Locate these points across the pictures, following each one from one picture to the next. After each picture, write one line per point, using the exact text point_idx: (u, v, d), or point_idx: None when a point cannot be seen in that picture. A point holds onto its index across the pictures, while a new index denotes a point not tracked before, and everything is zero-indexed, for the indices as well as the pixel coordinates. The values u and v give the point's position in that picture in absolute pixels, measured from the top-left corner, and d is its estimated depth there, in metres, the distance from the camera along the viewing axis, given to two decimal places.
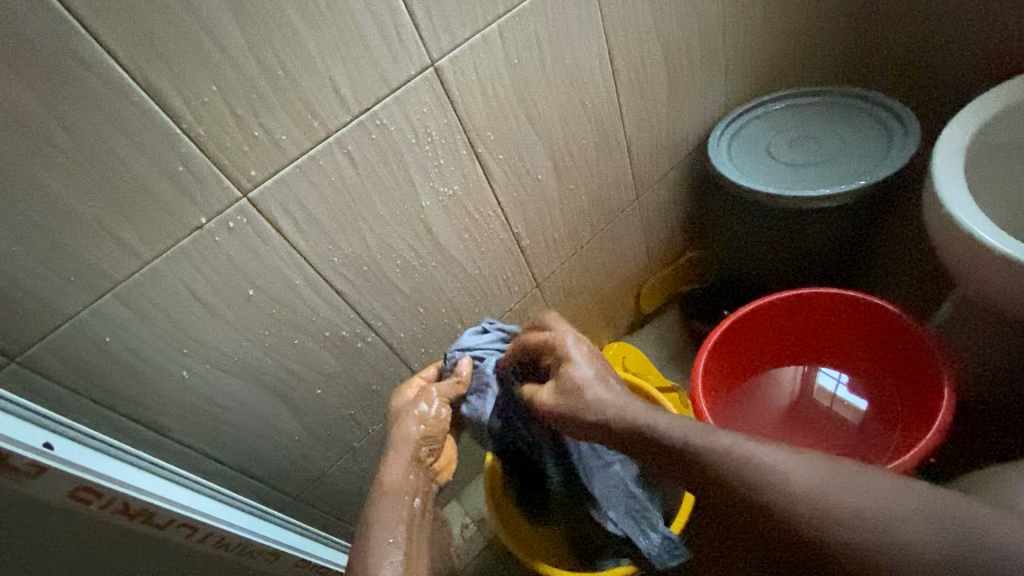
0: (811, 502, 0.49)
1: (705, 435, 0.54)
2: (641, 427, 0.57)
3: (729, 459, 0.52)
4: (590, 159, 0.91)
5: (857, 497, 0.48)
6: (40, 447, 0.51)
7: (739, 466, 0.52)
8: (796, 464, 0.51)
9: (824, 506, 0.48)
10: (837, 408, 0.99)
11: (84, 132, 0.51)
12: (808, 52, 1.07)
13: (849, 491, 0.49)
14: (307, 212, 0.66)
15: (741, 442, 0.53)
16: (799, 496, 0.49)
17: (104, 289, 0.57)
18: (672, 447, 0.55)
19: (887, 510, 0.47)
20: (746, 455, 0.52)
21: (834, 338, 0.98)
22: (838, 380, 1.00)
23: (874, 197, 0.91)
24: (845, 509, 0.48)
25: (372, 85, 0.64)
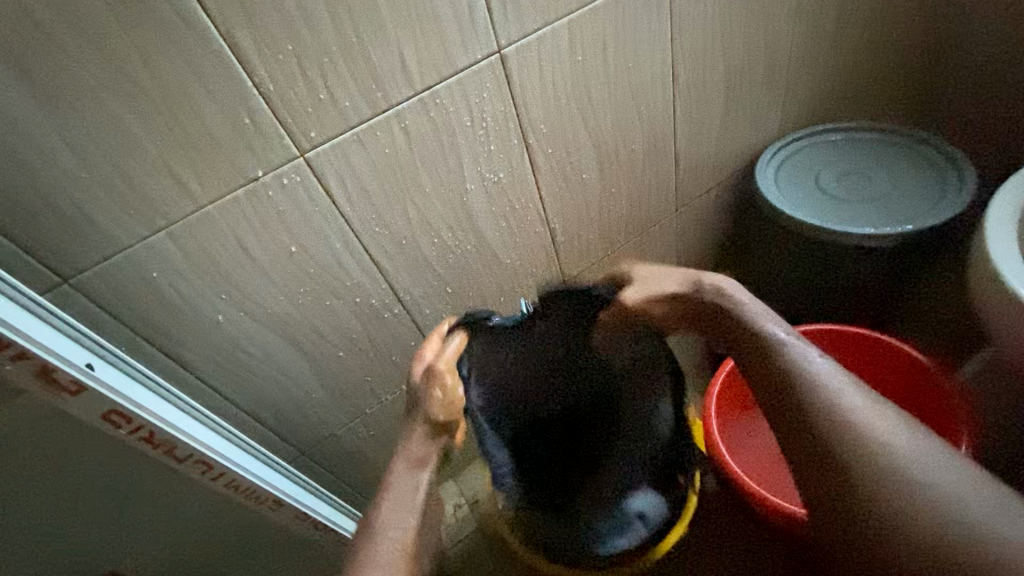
0: (893, 457, 0.55)
1: (829, 371, 0.60)
2: (777, 346, 0.63)
3: (851, 411, 0.58)
4: (637, 163, 0.91)
5: (921, 454, 0.55)
6: (82, 366, 0.53)
7: (859, 425, 0.57)
8: (908, 436, 0.56)
9: (917, 477, 0.53)
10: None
11: (165, 75, 0.53)
12: (874, 86, 1.05)
13: (917, 450, 0.55)
14: (358, 180, 0.68)
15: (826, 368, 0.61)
16: (873, 447, 0.56)
17: (159, 225, 0.60)
18: (751, 335, 0.64)
19: (926, 477, 0.53)
20: (868, 419, 0.57)
21: (852, 380, 0.97)
22: None
23: (918, 242, 0.90)
24: (915, 464, 0.54)
25: (438, 64, 0.65)
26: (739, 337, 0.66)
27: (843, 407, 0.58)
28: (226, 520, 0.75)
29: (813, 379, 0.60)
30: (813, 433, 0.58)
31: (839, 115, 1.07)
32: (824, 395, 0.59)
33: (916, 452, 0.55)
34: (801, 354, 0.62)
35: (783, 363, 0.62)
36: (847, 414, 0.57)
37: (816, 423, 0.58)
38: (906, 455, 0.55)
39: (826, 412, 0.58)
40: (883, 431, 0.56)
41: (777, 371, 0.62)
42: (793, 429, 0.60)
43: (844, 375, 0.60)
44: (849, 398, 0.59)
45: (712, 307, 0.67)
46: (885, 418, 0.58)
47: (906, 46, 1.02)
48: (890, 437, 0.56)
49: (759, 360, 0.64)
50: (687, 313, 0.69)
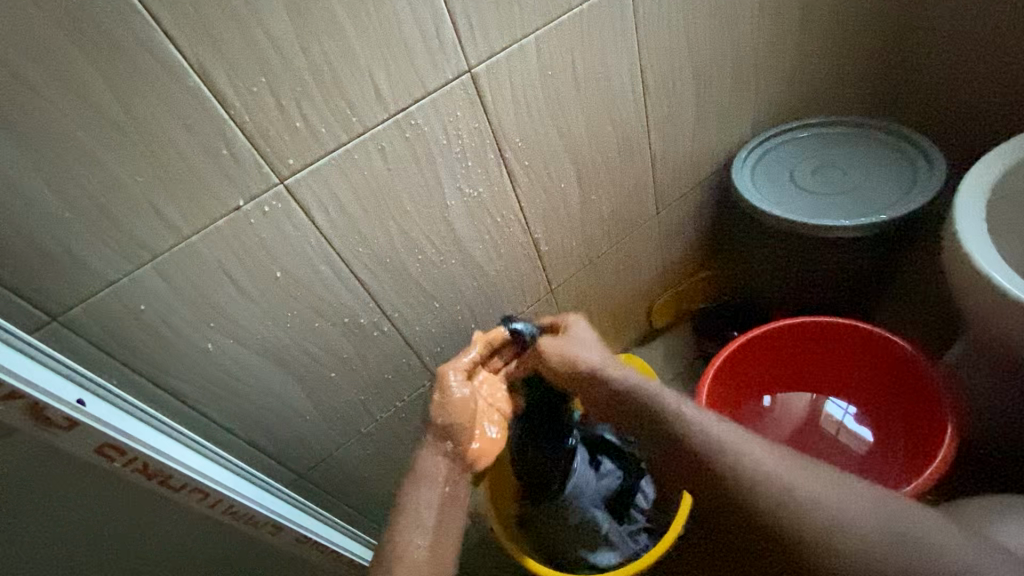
0: (818, 509, 0.61)
1: (724, 434, 0.66)
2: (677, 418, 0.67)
3: (763, 467, 0.64)
4: (614, 170, 0.93)
5: (835, 496, 0.62)
6: (74, 403, 0.54)
7: (773, 476, 0.63)
8: (812, 474, 0.63)
9: (830, 516, 0.60)
10: (841, 437, 0.97)
11: (142, 114, 0.54)
12: (842, 80, 1.07)
13: (830, 492, 0.62)
14: (340, 204, 0.69)
15: (721, 428, 0.67)
16: (785, 492, 0.62)
17: (144, 259, 0.61)
18: (656, 413, 0.68)
19: (836, 508, 0.61)
20: (774, 464, 0.64)
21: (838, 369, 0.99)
22: (845, 411, 0.99)
23: (894, 230, 0.92)
24: (824, 502, 0.61)
25: (410, 86, 0.67)
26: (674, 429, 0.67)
27: (755, 463, 0.64)
28: (227, 548, 0.75)
29: (721, 449, 0.65)
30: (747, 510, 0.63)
31: (810, 111, 1.09)
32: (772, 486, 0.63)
33: (814, 486, 0.62)
34: (703, 427, 0.67)
35: (692, 440, 0.66)
36: (784, 487, 0.63)
37: (733, 483, 0.64)
38: (824, 500, 0.61)
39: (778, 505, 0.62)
40: (813, 496, 0.62)
41: (694, 467, 0.66)
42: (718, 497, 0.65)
43: (763, 450, 0.65)
44: (759, 460, 0.64)
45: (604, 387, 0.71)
46: (782, 461, 0.64)
47: (869, 39, 1.05)
48: (805, 486, 0.63)
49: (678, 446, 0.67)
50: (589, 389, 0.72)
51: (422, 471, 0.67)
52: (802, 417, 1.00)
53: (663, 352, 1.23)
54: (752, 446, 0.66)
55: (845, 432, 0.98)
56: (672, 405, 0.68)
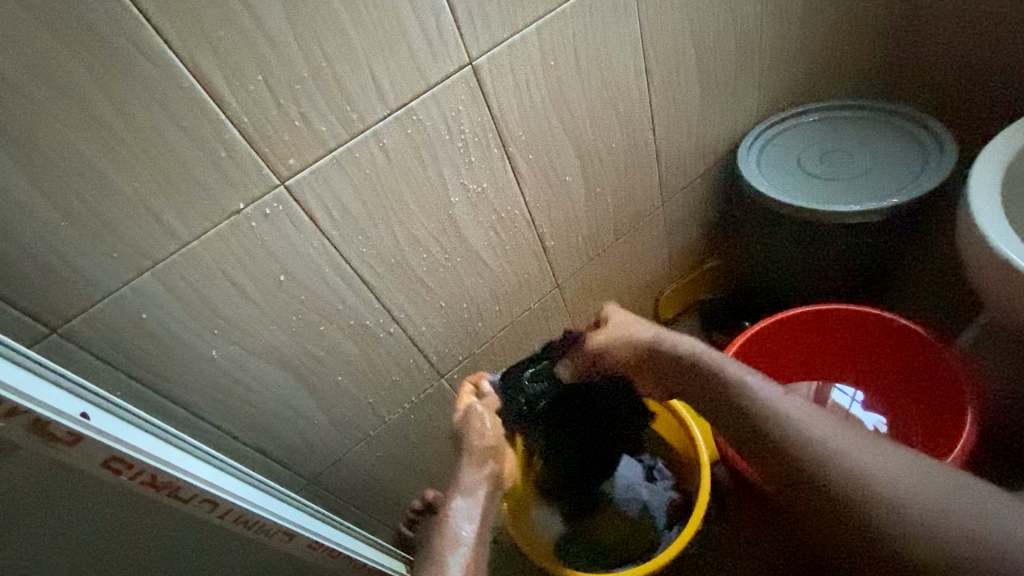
0: (879, 481, 0.59)
1: (786, 405, 0.66)
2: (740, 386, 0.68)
3: (827, 440, 0.62)
4: (619, 161, 0.91)
5: (902, 471, 0.59)
6: (76, 417, 0.52)
7: (834, 448, 0.62)
8: (880, 453, 0.61)
9: (898, 489, 0.58)
10: (849, 423, 0.97)
11: (137, 117, 0.53)
12: (847, 63, 1.05)
13: (895, 467, 0.60)
14: (342, 205, 0.68)
15: (784, 402, 0.66)
16: (846, 464, 0.60)
17: (144, 267, 0.59)
18: (712, 383, 0.70)
19: (906, 484, 0.58)
20: (836, 437, 0.63)
21: (846, 357, 0.98)
22: (853, 397, 0.98)
23: (905, 215, 0.90)
24: (889, 477, 0.59)
25: (410, 81, 0.65)
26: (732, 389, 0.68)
27: (813, 436, 0.63)
28: (240, 557, 0.74)
29: (782, 419, 0.65)
30: (804, 477, 0.62)
31: (815, 95, 1.07)
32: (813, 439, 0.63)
33: (875, 460, 0.60)
34: (773, 402, 0.66)
35: (754, 412, 0.66)
36: (833, 450, 0.61)
37: (792, 451, 0.63)
38: (893, 475, 0.59)
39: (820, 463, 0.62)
40: (853, 455, 0.61)
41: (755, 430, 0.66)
42: (777, 464, 0.65)
43: (811, 412, 0.65)
44: (815, 432, 0.63)
45: (669, 358, 0.74)
46: (850, 438, 0.62)
47: (875, 20, 1.02)
48: (867, 461, 0.60)
49: (742, 417, 0.67)
50: (648, 363, 0.76)
51: (470, 485, 0.72)
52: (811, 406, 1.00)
53: None
54: (809, 415, 0.65)
55: (854, 419, 0.97)
56: (741, 375, 0.69)
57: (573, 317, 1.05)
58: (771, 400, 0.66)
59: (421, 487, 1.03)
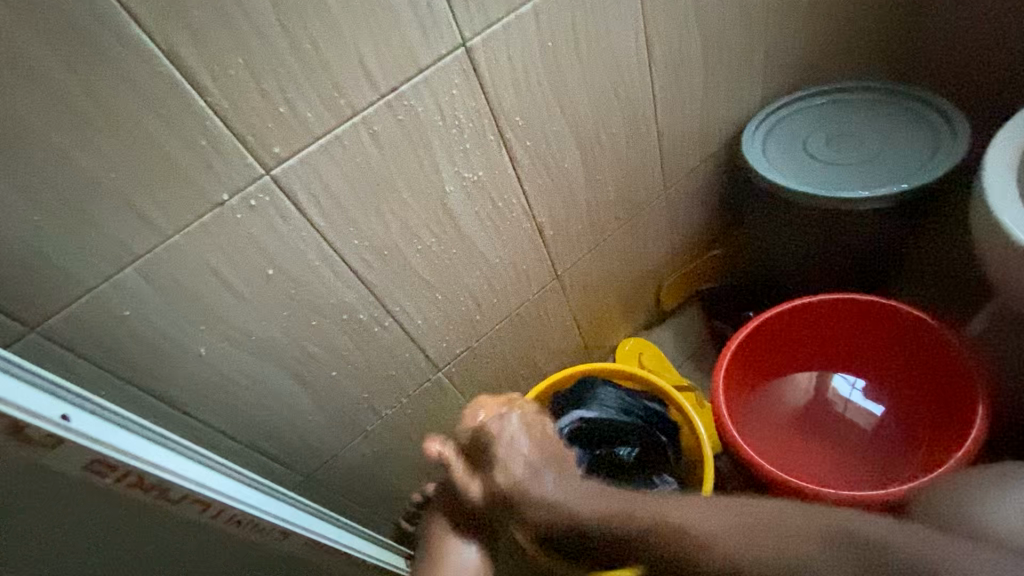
0: (819, 553, 0.56)
1: (673, 503, 0.62)
2: (625, 504, 0.64)
3: (747, 525, 0.60)
4: (620, 147, 0.88)
5: (832, 532, 0.57)
6: (57, 420, 0.50)
7: (756, 531, 0.59)
8: (806, 519, 0.59)
9: (834, 553, 0.56)
10: (848, 412, 0.96)
11: (111, 103, 0.50)
12: (855, 42, 1.02)
13: (823, 528, 0.58)
14: (332, 195, 0.65)
15: (672, 503, 0.62)
16: (772, 548, 0.58)
17: (125, 262, 0.57)
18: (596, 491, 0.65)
19: (839, 545, 0.56)
20: (752, 517, 0.60)
21: (848, 345, 0.96)
22: (854, 385, 0.97)
23: (915, 200, 0.87)
24: (818, 546, 0.57)
25: (400, 64, 0.62)
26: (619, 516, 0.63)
27: (733, 523, 0.60)
28: (234, 557, 0.73)
29: (677, 517, 0.61)
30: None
31: (822, 77, 1.04)
32: (745, 545, 0.58)
33: (804, 527, 0.58)
34: (661, 502, 0.63)
35: (646, 516, 0.62)
36: (754, 537, 0.59)
37: (714, 554, 0.59)
38: (827, 539, 0.57)
39: (759, 549, 0.58)
40: (778, 536, 0.58)
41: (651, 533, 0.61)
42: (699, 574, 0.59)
43: (719, 511, 0.61)
44: (731, 521, 0.60)
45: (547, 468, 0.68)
46: (772, 517, 0.60)
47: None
48: (794, 533, 0.58)
49: (631, 534, 0.62)
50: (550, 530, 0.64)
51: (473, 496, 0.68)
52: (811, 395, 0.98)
53: (672, 335, 1.20)
54: (706, 513, 0.61)
55: (854, 407, 0.96)
56: (630, 498, 0.64)
57: (573, 309, 1.03)
58: (663, 502, 0.63)
59: (419, 482, 1.01)
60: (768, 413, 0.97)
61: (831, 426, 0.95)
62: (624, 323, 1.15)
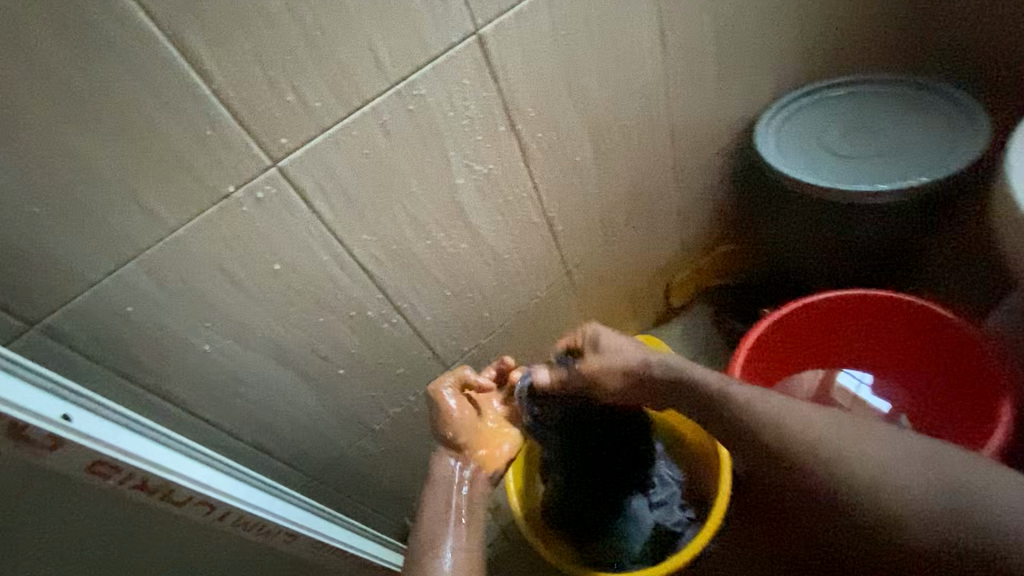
0: (878, 470, 0.59)
1: (762, 396, 0.64)
2: (721, 391, 0.65)
3: (812, 429, 0.62)
4: (633, 139, 0.86)
5: (901, 458, 0.59)
6: (59, 420, 0.48)
7: (826, 437, 0.61)
8: (877, 436, 0.61)
9: (890, 473, 0.58)
10: (856, 408, 0.94)
11: (112, 91, 0.48)
12: (870, 34, 1.00)
13: (890, 452, 0.60)
14: (340, 187, 0.63)
15: (761, 397, 0.64)
16: (838, 455, 0.60)
17: (128, 256, 0.55)
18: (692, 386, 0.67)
19: (894, 467, 0.59)
20: (825, 422, 0.62)
21: (859, 342, 0.94)
22: (861, 381, 0.96)
23: (934, 194, 0.86)
24: (881, 463, 0.59)
25: (411, 52, 0.60)
26: (701, 399, 0.66)
27: (807, 425, 0.62)
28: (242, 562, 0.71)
29: (758, 411, 0.63)
30: (804, 475, 0.61)
31: (836, 69, 1.02)
32: (818, 450, 0.61)
33: (872, 447, 0.60)
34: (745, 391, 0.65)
35: (726, 407, 0.65)
36: (817, 433, 0.61)
37: (780, 447, 0.62)
38: (890, 464, 0.59)
39: (832, 455, 0.60)
40: (845, 441, 0.61)
41: (741, 425, 0.64)
42: (775, 465, 0.63)
43: (819, 415, 0.63)
44: (800, 420, 0.62)
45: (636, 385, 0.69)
46: (848, 426, 0.62)
47: None
48: (864, 449, 0.60)
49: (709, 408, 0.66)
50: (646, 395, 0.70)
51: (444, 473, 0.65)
52: (818, 390, 0.97)
53: (682, 332, 1.18)
54: (799, 407, 0.64)
55: (862, 403, 0.95)
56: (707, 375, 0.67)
57: (582, 306, 1.01)
58: (749, 392, 0.65)
59: (427, 482, 0.99)
60: None
61: None
62: (633, 320, 1.13)
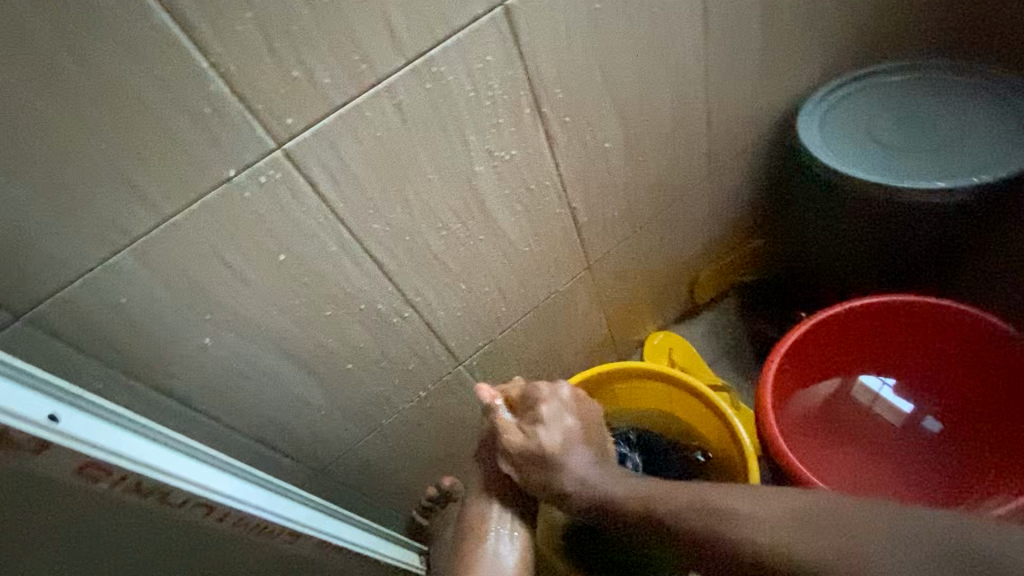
0: (772, 535, 0.51)
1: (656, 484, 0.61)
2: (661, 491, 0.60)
3: (722, 501, 0.55)
4: (665, 126, 0.80)
5: (798, 520, 0.51)
6: (44, 421, 0.45)
7: (723, 506, 0.55)
8: (776, 499, 0.54)
9: (793, 540, 0.50)
10: (877, 409, 0.90)
11: (96, 63, 0.43)
12: (929, 14, 0.91)
13: (787, 515, 0.52)
14: (350, 172, 0.58)
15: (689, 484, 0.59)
16: (722, 514, 0.54)
17: (121, 244, 0.51)
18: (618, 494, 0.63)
19: (799, 539, 0.49)
20: (729, 497, 0.56)
21: (891, 343, 0.88)
22: (884, 381, 0.90)
23: (994, 195, 0.79)
24: (766, 520, 0.52)
25: (431, 24, 0.54)
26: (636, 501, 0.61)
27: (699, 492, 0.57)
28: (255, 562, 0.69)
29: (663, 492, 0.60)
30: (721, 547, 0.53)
31: (888, 53, 0.94)
32: (738, 519, 0.53)
33: (772, 514, 0.52)
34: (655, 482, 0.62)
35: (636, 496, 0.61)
36: (722, 506, 0.55)
37: (670, 512, 0.58)
38: (794, 531, 0.50)
39: (738, 517, 0.53)
40: (741, 511, 0.54)
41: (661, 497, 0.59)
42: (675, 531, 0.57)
43: (738, 490, 0.56)
44: (710, 496, 0.56)
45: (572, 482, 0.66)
46: (743, 496, 0.55)
47: None
48: (754, 510, 0.53)
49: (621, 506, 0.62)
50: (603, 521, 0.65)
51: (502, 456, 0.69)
52: (839, 391, 0.92)
53: (704, 330, 1.13)
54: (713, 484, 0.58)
55: (882, 403, 0.90)
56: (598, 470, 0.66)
57: (603, 301, 0.96)
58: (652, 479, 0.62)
59: (436, 477, 0.96)
60: (799, 414, 0.90)
61: (857, 423, 0.90)
62: (654, 317, 1.07)
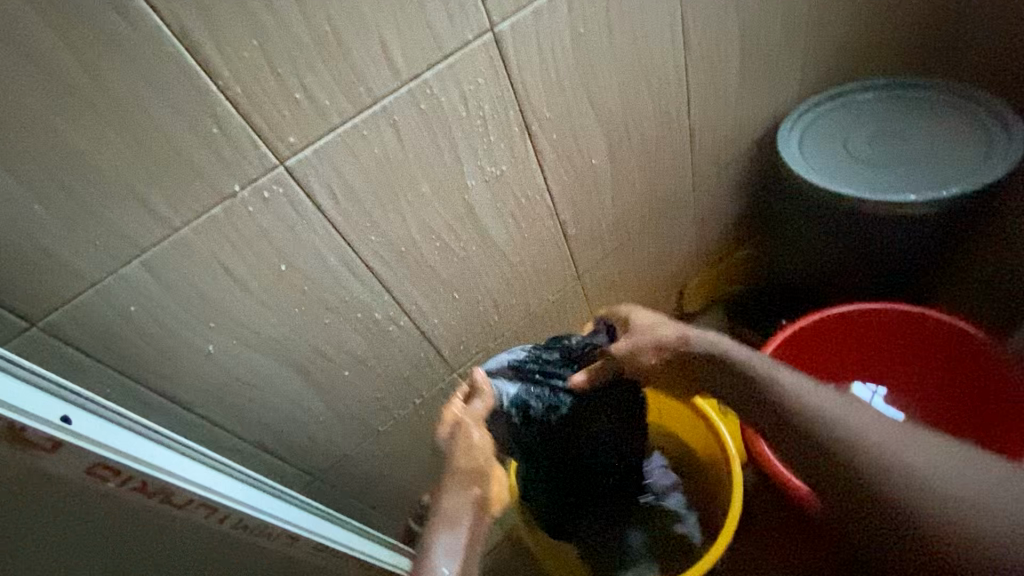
0: (874, 450, 0.59)
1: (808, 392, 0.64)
2: (764, 378, 0.66)
3: (856, 429, 0.61)
4: (651, 142, 0.84)
5: (877, 427, 0.61)
6: (56, 422, 0.47)
7: (841, 425, 0.61)
8: (874, 417, 0.62)
9: (886, 450, 0.59)
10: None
11: (113, 86, 0.46)
12: (899, 36, 0.96)
13: (873, 425, 0.61)
14: (348, 188, 0.62)
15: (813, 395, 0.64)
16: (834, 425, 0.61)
17: (130, 255, 0.54)
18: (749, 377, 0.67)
19: (931, 465, 0.58)
20: (848, 417, 0.62)
21: (878, 352, 0.91)
22: (875, 391, 0.92)
23: (964, 207, 0.82)
24: (898, 452, 0.59)
25: (424, 48, 0.58)
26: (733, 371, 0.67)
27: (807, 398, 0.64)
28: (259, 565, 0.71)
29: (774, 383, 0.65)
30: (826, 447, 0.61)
31: (862, 72, 0.98)
32: (842, 427, 0.61)
33: (875, 430, 0.61)
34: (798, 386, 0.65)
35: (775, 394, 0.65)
36: (841, 429, 0.61)
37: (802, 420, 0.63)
38: (914, 459, 0.59)
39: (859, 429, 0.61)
40: (869, 432, 0.60)
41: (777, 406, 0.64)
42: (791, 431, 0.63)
43: (879, 423, 0.62)
44: (841, 415, 0.62)
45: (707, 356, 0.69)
46: (849, 410, 0.63)
47: None
48: (861, 425, 0.61)
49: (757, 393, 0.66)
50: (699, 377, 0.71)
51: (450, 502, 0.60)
52: None
53: None
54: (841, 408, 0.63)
55: None
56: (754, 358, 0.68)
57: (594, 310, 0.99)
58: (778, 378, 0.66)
59: (431, 483, 0.98)
60: None
61: None
62: None
